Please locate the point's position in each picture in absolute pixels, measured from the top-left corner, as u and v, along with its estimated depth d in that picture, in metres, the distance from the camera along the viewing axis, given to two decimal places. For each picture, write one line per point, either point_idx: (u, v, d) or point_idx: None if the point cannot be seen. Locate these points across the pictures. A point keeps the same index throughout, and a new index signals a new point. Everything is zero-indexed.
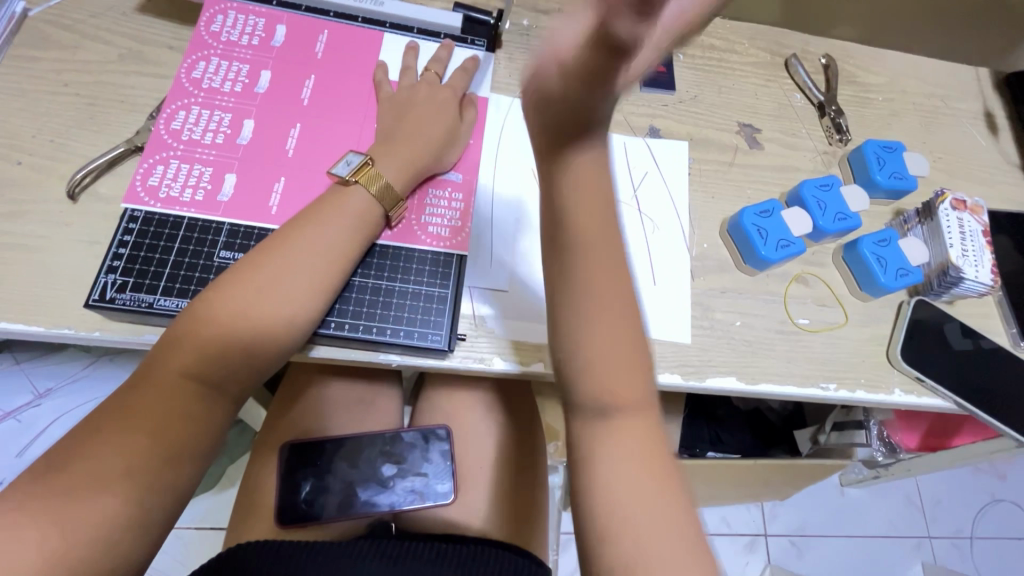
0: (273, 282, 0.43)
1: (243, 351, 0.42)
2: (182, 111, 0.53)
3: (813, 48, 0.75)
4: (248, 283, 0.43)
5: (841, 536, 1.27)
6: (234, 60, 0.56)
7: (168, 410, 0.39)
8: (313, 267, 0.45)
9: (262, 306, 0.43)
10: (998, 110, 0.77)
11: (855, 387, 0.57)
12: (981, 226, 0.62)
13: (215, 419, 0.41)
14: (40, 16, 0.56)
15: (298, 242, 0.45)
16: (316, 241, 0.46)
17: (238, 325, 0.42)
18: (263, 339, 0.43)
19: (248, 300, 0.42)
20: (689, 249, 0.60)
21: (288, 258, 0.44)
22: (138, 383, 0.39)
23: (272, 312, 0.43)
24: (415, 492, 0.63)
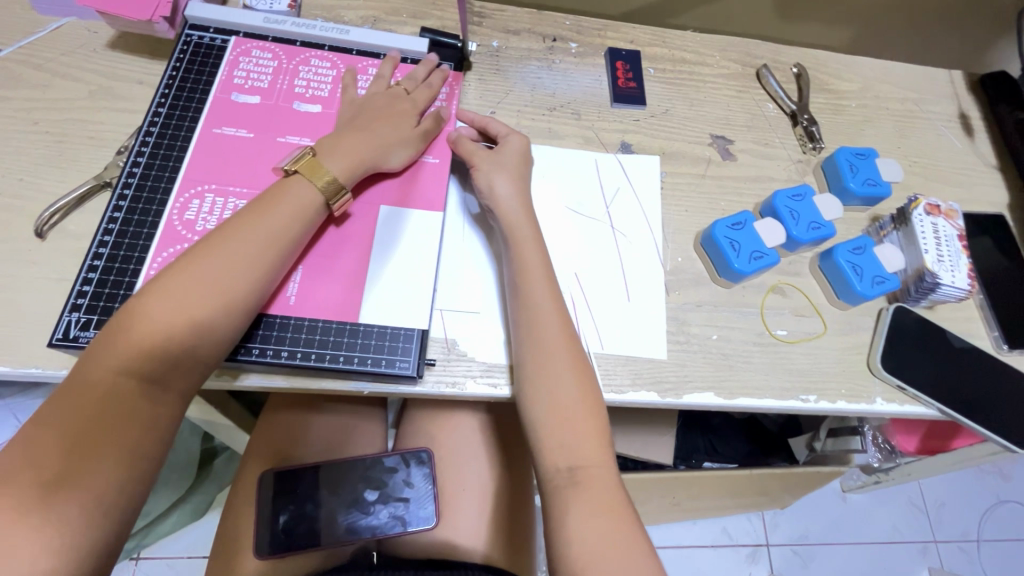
0: (209, 274, 0.43)
1: (181, 346, 0.41)
2: (202, 102, 0.55)
3: (785, 58, 0.75)
4: (184, 274, 0.42)
5: (844, 544, 1.25)
6: (273, 63, 0.58)
7: (98, 412, 0.38)
8: (248, 253, 0.45)
9: (198, 298, 0.42)
10: (973, 112, 0.78)
11: (837, 398, 0.57)
12: (956, 231, 0.62)
13: (155, 422, 0.41)
14: (10, 56, 0.57)
15: (234, 239, 0.45)
16: (249, 241, 0.45)
17: (172, 319, 0.41)
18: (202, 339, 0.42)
19: (189, 294, 0.42)
20: (663, 263, 0.59)
21: (224, 251, 0.44)
22: (73, 386, 0.39)
23: (209, 301, 0.42)
24: (397, 517, 0.61)
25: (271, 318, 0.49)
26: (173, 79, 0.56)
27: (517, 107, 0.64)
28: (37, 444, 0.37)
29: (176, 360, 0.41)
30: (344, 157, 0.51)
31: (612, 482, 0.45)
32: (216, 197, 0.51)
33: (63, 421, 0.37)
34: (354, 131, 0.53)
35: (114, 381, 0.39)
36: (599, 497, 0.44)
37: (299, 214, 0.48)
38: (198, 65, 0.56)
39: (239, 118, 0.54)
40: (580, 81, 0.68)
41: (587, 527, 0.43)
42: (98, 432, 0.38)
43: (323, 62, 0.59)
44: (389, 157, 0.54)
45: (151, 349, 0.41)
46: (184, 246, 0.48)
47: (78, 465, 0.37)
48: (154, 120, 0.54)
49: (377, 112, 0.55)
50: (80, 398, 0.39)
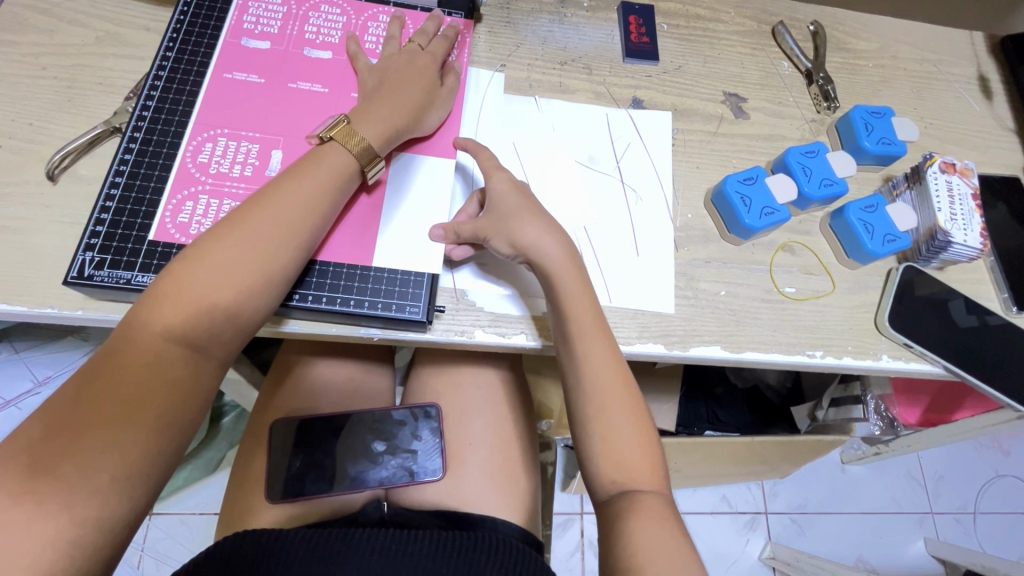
0: (253, 240, 0.43)
1: (222, 311, 0.42)
2: (212, 47, 0.54)
3: (801, 16, 0.73)
4: (229, 239, 0.43)
5: (842, 514, 1.27)
6: (283, 9, 0.57)
7: (137, 374, 0.38)
8: (290, 218, 0.45)
9: (241, 264, 0.42)
10: (992, 74, 0.76)
11: (843, 354, 0.57)
12: (971, 189, 0.61)
13: (188, 388, 0.41)
14: (17, 0, 0.56)
15: (277, 203, 0.45)
16: (290, 205, 0.45)
17: (216, 284, 0.41)
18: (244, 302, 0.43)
19: (233, 260, 0.42)
20: (672, 219, 0.59)
21: (265, 219, 0.44)
22: (117, 345, 0.39)
23: (253, 268, 0.43)
24: (404, 468, 0.64)
25: (318, 265, 0.49)
26: (181, 24, 0.55)
27: (528, 60, 0.63)
28: (81, 401, 0.37)
29: (216, 324, 0.42)
30: (380, 122, 0.50)
31: (647, 460, 0.46)
32: (229, 141, 0.50)
33: (111, 378, 0.38)
34: (384, 97, 0.52)
35: (160, 342, 0.40)
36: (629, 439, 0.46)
37: (335, 180, 0.47)
38: (205, 11, 0.55)
39: (248, 63, 0.54)
40: (592, 35, 0.66)
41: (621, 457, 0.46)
42: (137, 394, 0.38)
43: (333, 8, 0.58)
44: (415, 112, 0.53)
45: (195, 313, 0.41)
46: (199, 189, 0.49)
47: (117, 428, 0.37)
48: (162, 64, 0.53)
49: (398, 72, 0.54)
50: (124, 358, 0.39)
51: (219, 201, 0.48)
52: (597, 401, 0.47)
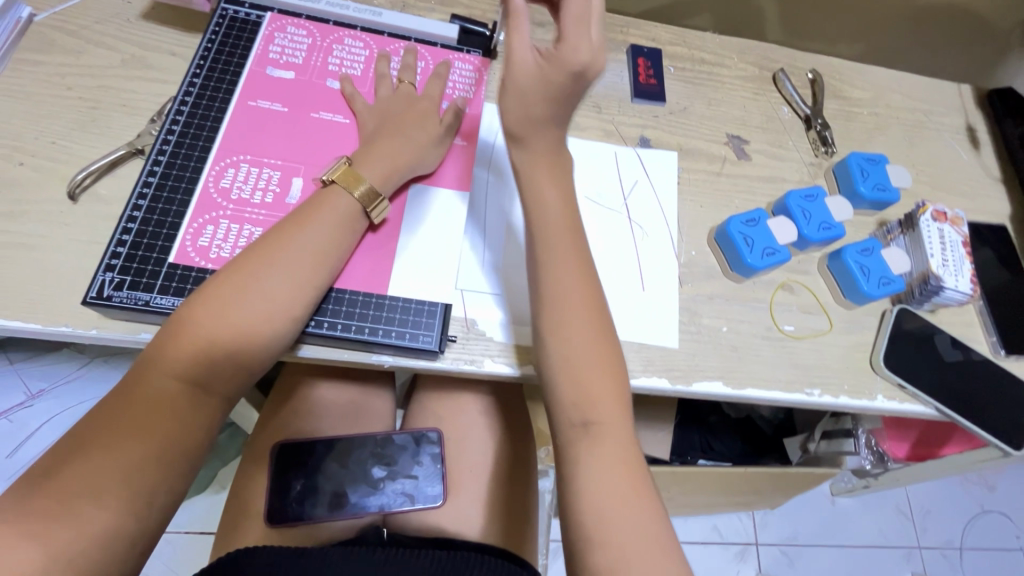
0: (265, 279, 0.44)
1: (230, 355, 0.43)
2: (241, 74, 0.56)
3: (801, 64, 0.77)
4: (236, 285, 0.44)
5: (831, 546, 1.27)
6: (310, 40, 0.59)
7: (150, 413, 0.39)
8: (302, 261, 0.46)
9: (250, 311, 0.43)
10: (980, 125, 0.80)
11: (839, 393, 0.59)
12: (961, 238, 0.64)
13: (202, 420, 0.42)
14: (46, 21, 0.58)
15: (290, 243, 0.46)
16: (303, 245, 0.46)
17: (221, 326, 0.43)
18: (247, 340, 0.43)
19: (243, 309, 0.43)
20: (677, 256, 0.61)
21: (279, 260, 0.45)
22: (126, 389, 0.40)
23: (261, 307, 0.44)
24: (405, 494, 0.64)
25: (341, 293, 0.50)
26: (208, 52, 0.56)
27: None
28: (92, 433, 0.38)
29: (224, 367, 0.43)
30: (382, 163, 0.52)
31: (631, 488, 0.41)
32: (251, 167, 0.52)
33: (115, 415, 0.39)
34: (402, 135, 0.54)
35: (169, 386, 0.41)
36: (621, 509, 0.40)
37: (344, 224, 0.49)
38: (231, 40, 0.57)
39: (271, 91, 0.55)
40: (602, 75, 0.69)
41: (600, 487, 0.41)
42: (143, 431, 0.39)
43: (356, 41, 0.60)
44: (424, 157, 0.55)
45: (201, 355, 0.42)
46: (219, 214, 0.50)
47: (123, 464, 0.37)
48: (188, 90, 0.54)
49: (416, 111, 0.56)
50: (133, 399, 0.39)
51: (239, 226, 0.50)
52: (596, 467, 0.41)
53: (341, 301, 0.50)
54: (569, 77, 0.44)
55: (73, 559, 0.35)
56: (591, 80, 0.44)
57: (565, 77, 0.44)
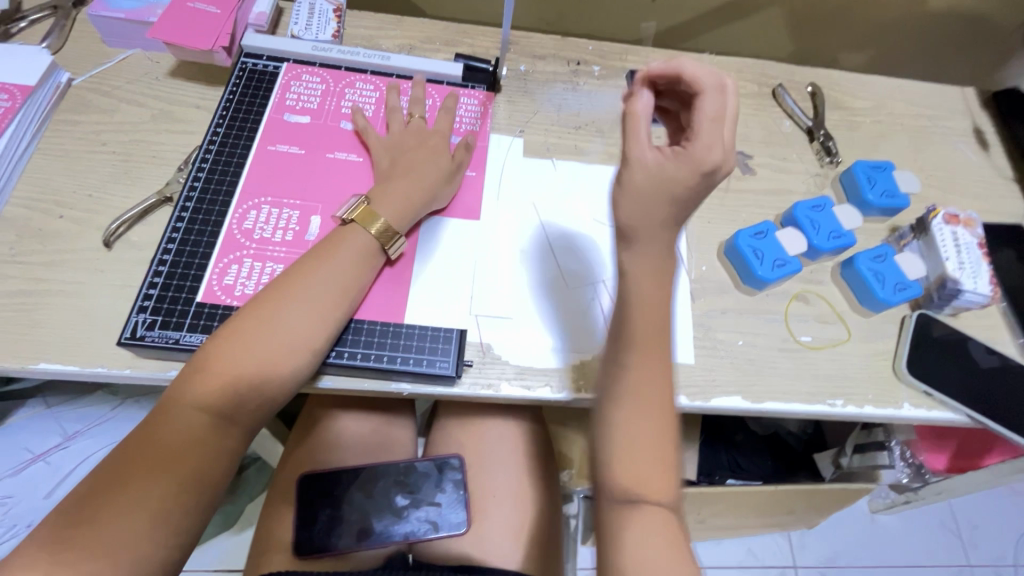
0: (285, 316, 0.46)
1: (251, 388, 0.44)
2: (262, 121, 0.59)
3: (800, 78, 0.78)
4: (260, 322, 0.45)
5: (875, 567, 1.21)
6: (324, 86, 0.62)
7: (178, 442, 0.41)
8: (320, 295, 0.48)
9: (273, 345, 0.45)
10: (987, 127, 0.80)
11: (863, 403, 0.58)
12: (976, 239, 0.63)
13: (226, 449, 0.43)
14: (82, 84, 0.62)
15: (311, 278, 0.48)
16: (322, 280, 0.48)
17: (242, 360, 0.44)
18: (268, 373, 0.45)
19: (267, 343, 0.45)
20: (687, 272, 0.62)
21: (300, 296, 0.47)
22: (156, 417, 0.42)
23: (282, 340, 0.45)
24: (429, 521, 0.64)
25: (360, 323, 0.52)
26: (230, 102, 0.60)
27: (544, 126, 0.68)
28: (123, 465, 0.39)
29: (247, 399, 0.44)
30: (396, 195, 0.54)
31: (671, 532, 0.41)
32: (272, 208, 0.54)
33: (143, 447, 0.40)
34: (412, 169, 0.56)
35: (196, 415, 0.42)
36: (664, 572, 0.39)
37: (364, 257, 0.51)
38: (251, 90, 0.61)
39: (290, 136, 0.59)
40: (603, 101, 0.71)
41: (641, 547, 0.40)
42: (169, 462, 0.40)
43: (367, 85, 0.64)
44: (434, 185, 0.57)
45: (225, 387, 0.43)
46: (243, 253, 0.52)
47: (157, 494, 0.39)
48: (212, 139, 0.58)
49: (423, 143, 0.59)
50: (164, 428, 0.41)
51: (262, 264, 0.52)
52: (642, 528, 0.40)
53: (363, 330, 0.52)
54: (700, 178, 0.41)
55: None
56: (719, 179, 0.42)
57: (694, 177, 0.41)
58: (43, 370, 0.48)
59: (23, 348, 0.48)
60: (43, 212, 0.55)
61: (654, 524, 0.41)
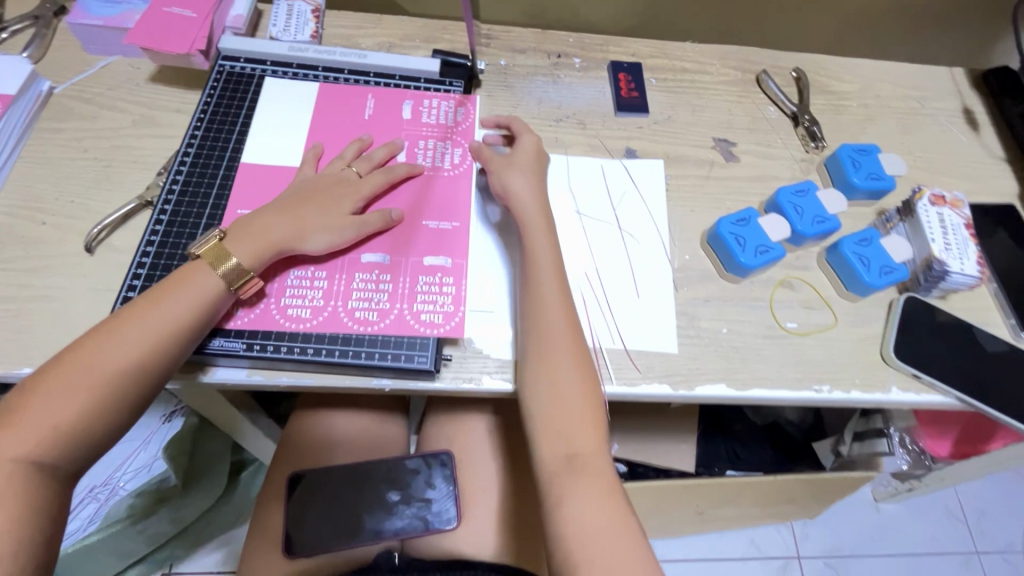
0: (116, 353, 0.44)
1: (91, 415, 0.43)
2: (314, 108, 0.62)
3: (784, 64, 0.77)
4: (93, 355, 0.44)
5: (880, 555, 1.21)
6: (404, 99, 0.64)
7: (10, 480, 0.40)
8: (156, 330, 0.45)
9: (145, 330, 0.45)
10: (977, 106, 0.79)
11: (850, 387, 0.57)
12: (963, 220, 0.62)
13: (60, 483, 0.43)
14: (64, 92, 0.63)
15: (144, 318, 0.46)
16: (162, 318, 0.46)
17: (73, 395, 0.43)
18: (107, 404, 0.44)
19: (140, 331, 0.45)
20: (670, 260, 0.61)
21: (137, 331, 0.45)
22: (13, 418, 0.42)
23: (120, 375, 0.44)
24: (419, 517, 0.64)
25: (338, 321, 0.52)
26: (208, 105, 0.61)
27: (525, 119, 0.68)
28: None
29: (123, 391, 0.44)
30: None
31: (604, 468, 0.48)
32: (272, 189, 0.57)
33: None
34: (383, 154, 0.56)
35: (62, 412, 0.42)
36: (598, 526, 0.45)
37: (200, 297, 0.48)
38: (229, 92, 0.61)
39: (268, 139, 0.59)
40: (584, 92, 0.71)
41: (576, 509, 0.46)
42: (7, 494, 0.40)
43: (435, 107, 0.64)
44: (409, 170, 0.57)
45: (56, 426, 0.42)
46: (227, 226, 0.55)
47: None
48: (191, 142, 0.59)
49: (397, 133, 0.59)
50: (32, 427, 0.41)
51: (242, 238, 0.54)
52: (580, 498, 0.46)
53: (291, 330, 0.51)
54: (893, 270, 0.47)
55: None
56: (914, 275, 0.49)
57: None
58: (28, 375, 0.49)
59: (7, 353, 0.49)
60: (26, 220, 0.55)
61: (590, 488, 0.46)
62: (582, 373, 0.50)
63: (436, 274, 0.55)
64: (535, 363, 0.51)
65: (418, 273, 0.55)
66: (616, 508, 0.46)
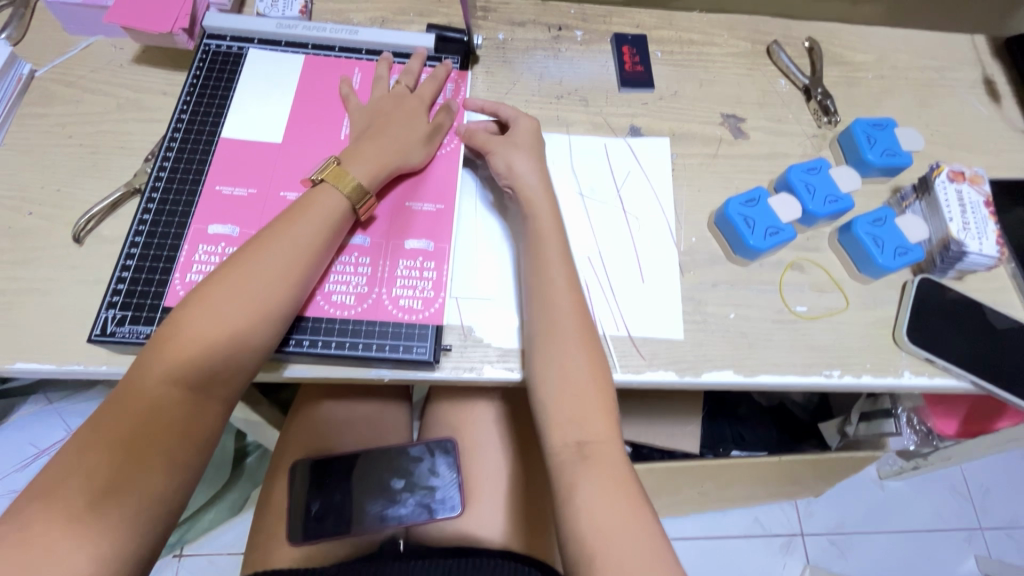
0: (246, 283, 0.44)
1: (224, 353, 0.43)
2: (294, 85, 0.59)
3: (796, 33, 0.74)
4: (224, 285, 0.44)
5: (883, 533, 1.21)
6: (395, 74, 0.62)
7: (153, 421, 0.40)
8: (282, 265, 0.46)
9: (277, 255, 0.46)
10: (998, 77, 0.75)
11: (861, 372, 0.56)
12: (982, 197, 0.60)
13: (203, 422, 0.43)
14: (46, 76, 0.60)
15: (266, 250, 0.46)
16: (281, 252, 0.46)
17: (210, 329, 0.43)
18: (240, 339, 0.44)
19: (275, 254, 0.46)
20: (677, 244, 0.59)
21: (261, 266, 0.45)
22: (167, 338, 0.42)
23: (250, 309, 0.44)
24: (424, 505, 0.63)
25: (331, 319, 0.50)
26: (193, 87, 0.58)
27: (525, 97, 0.65)
28: (95, 448, 0.38)
29: (262, 312, 0.45)
30: (368, 162, 0.52)
31: (620, 456, 0.46)
32: (253, 172, 0.54)
33: (112, 434, 0.39)
34: (378, 140, 0.54)
35: (211, 333, 0.43)
36: (615, 519, 0.42)
37: (321, 226, 0.48)
38: (215, 73, 0.59)
39: (255, 122, 0.57)
40: (587, 67, 0.68)
41: (592, 500, 0.43)
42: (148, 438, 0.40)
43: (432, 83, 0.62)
44: (407, 156, 0.55)
45: (196, 359, 0.42)
46: (208, 212, 0.52)
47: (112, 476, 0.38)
48: (177, 126, 0.56)
49: (393, 116, 0.56)
50: (170, 358, 0.42)
51: (223, 224, 0.52)
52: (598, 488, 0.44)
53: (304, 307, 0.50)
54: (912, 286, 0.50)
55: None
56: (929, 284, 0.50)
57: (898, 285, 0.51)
58: (21, 370, 0.48)
59: None
60: (12, 209, 0.54)
61: (608, 478, 0.44)
62: (594, 356, 0.49)
63: (418, 258, 0.54)
64: (547, 349, 0.49)
65: (415, 258, 0.54)
66: (641, 498, 0.44)
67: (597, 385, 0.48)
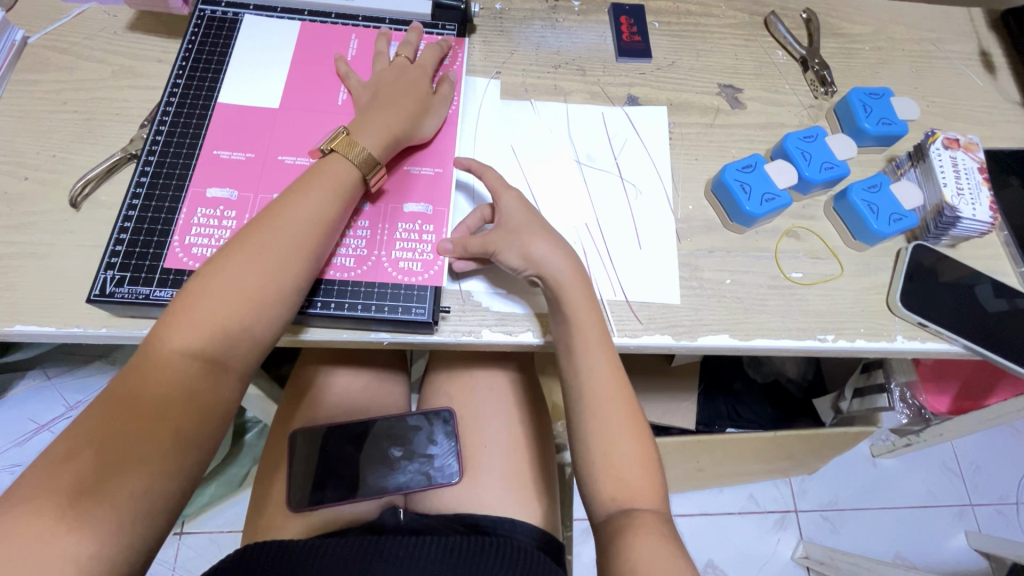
0: (258, 255, 0.44)
1: (240, 325, 0.43)
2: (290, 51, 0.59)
3: (794, 4, 0.74)
4: (236, 258, 0.44)
5: (876, 508, 1.23)
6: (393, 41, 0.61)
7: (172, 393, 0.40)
8: (292, 237, 0.46)
9: (291, 229, 0.46)
10: (994, 49, 0.75)
11: (855, 337, 0.56)
12: (976, 163, 0.60)
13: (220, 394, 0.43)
14: (39, 42, 0.60)
15: (277, 221, 0.46)
16: (293, 224, 0.46)
17: (223, 302, 0.43)
18: (254, 312, 0.44)
19: (286, 225, 0.46)
20: (674, 211, 0.60)
21: (272, 239, 0.45)
22: (183, 310, 0.42)
23: (263, 281, 0.44)
24: (423, 473, 0.64)
25: (331, 283, 0.51)
26: (189, 53, 0.58)
27: (522, 66, 0.65)
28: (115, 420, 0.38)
29: (276, 284, 0.44)
30: (379, 133, 0.52)
31: (623, 414, 0.47)
32: (250, 137, 0.54)
33: (130, 405, 0.39)
34: (380, 107, 0.53)
35: (227, 305, 0.43)
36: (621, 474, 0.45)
37: (331, 197, 0.48)
38: (211, 39, 0.59)
39: (252, 88, 0.57)
40: (584, 37, 0.68)
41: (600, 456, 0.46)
42: (166, 408, 0.40)
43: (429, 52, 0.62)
44: (407, 120, 0.55)
45: (213, 332, 0.42)
46: (205, 176, 0.52)
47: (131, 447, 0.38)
48: (173, 91, 0.56)
49: (392, 81, 0.56)
50: (187, 330, 0.42)
51: (221, 188, 0.52)
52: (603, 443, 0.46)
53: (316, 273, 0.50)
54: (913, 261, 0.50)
55: (121, 529, 0.36)
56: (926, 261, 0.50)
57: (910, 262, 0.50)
58: (20, 333, 0.48)
59: None
60: (8, 174, 0.54)
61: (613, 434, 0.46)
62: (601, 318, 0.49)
63: (416, 222, 0.54)
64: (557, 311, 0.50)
65: (415, 223, 0.54)
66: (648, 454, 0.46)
67: (602, 347, 0.48)
